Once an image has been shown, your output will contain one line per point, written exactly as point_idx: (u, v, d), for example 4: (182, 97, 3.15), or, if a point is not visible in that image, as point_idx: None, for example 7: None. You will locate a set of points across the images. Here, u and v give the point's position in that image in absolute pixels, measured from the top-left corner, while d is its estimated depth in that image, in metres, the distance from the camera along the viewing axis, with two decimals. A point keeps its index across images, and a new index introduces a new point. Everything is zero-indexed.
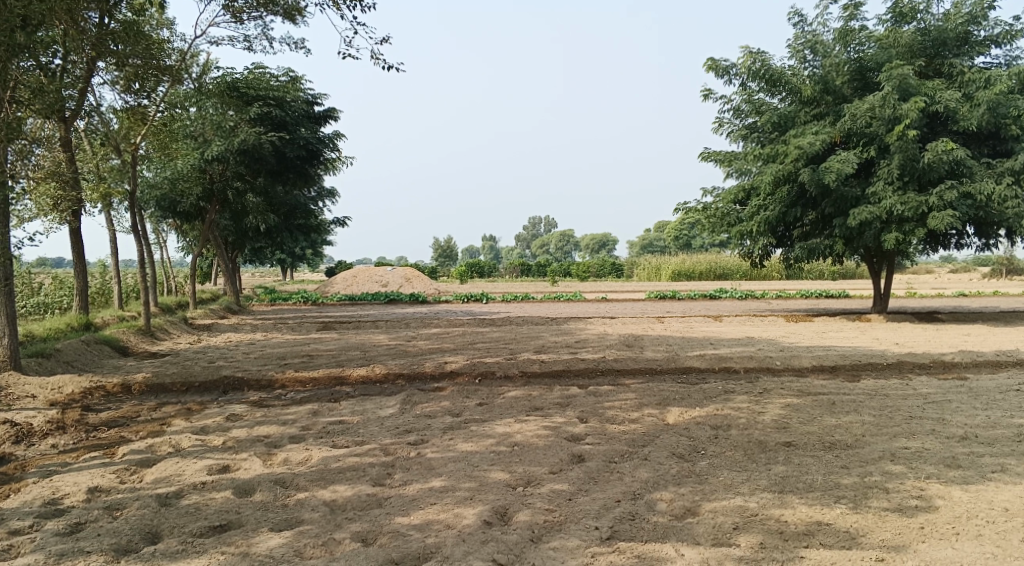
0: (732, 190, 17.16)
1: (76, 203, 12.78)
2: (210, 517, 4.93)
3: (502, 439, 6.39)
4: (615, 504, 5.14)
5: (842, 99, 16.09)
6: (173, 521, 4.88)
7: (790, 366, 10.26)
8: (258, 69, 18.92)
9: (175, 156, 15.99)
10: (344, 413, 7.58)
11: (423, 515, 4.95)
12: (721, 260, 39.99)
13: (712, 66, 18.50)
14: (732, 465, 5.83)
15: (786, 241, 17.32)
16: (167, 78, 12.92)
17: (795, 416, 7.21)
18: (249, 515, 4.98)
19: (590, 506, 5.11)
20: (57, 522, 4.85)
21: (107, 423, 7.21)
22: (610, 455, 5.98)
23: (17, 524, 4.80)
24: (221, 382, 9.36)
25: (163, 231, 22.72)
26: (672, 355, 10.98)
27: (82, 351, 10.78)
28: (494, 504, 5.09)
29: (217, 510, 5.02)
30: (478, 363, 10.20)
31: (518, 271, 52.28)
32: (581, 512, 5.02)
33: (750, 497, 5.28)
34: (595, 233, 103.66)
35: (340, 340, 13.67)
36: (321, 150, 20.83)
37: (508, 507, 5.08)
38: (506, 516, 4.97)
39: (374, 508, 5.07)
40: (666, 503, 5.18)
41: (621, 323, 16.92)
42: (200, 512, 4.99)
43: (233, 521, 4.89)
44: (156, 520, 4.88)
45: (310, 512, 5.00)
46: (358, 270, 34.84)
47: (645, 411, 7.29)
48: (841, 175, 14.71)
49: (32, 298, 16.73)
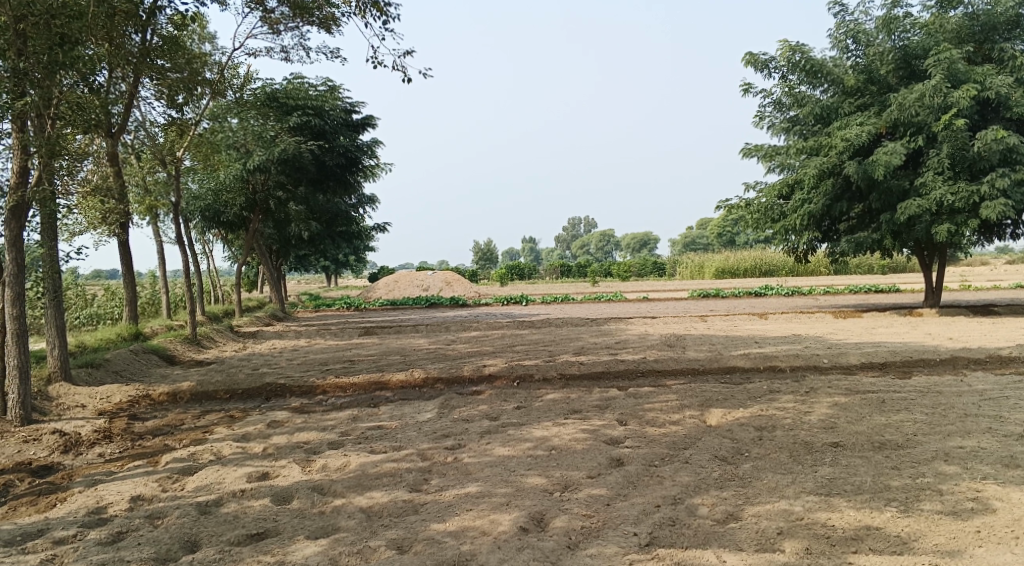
0: (775, 185, 16.81)
1: (123, 217, 13.29)
2: (247, 525, 4.96)
3: (540, 442, 6.31)
4: (655, 509, 5.02)
5: (887, 88, 15.68)
6: (211, 529, 4.93)
7: (838, 364, 9.99)
8: (297, 79, 19.26)
9: (218, 166, 16.26)
10: (383, 419, 7.59)
11: (459, 521, 4.91)
12: (766, 256, 39.21)
13: (751, 60, 18.20)
14: (777, 466, 5.64)
15: (832, 235, 16.86)
16: (209, 91, 13.43)
17: (844, 415, 6.96)
18: (286, 522, 5.00)
19: (629, 511, 5.00)
20: (99, 532, 4.93)
21: (152, 432, 7.35)
22: (649, 458, 5.84)
23: (62, 534, 4.90)
24: (263, 389, 9.48)
25: (209, 241, 23.28)
26: (714, 355, 10.75)
27: (132, 361, 11.07)
28: (530, 510, 5.02)
29: (255, 518, 5.05)
30: (517, 366, 10.15)
31: (559, 272, 52.28)
32: (619, 518, 4.92)
33: (801, 500, 5.11)
34: (636, 234, 102.98)
35: (381, 345, 13.79)
36: (360, 158, 21.34)
37: (545, 512, 5.00)
38: (542, 523, 4.89)
39: (410, 515, 5.05)
40: (708, 508, 5.04)
41: (663, 323, 16.71)
42: (238, 520, 5.03)
43: (271, 529, 4.92)
44: (195, 529, 4.94)
45: (347, 520, 4.99)
46: (400, 275, 35.09)
47: (687, 413, 7.09)
48: (888, 167, 14.31)
49: (85, 310, 17.32)
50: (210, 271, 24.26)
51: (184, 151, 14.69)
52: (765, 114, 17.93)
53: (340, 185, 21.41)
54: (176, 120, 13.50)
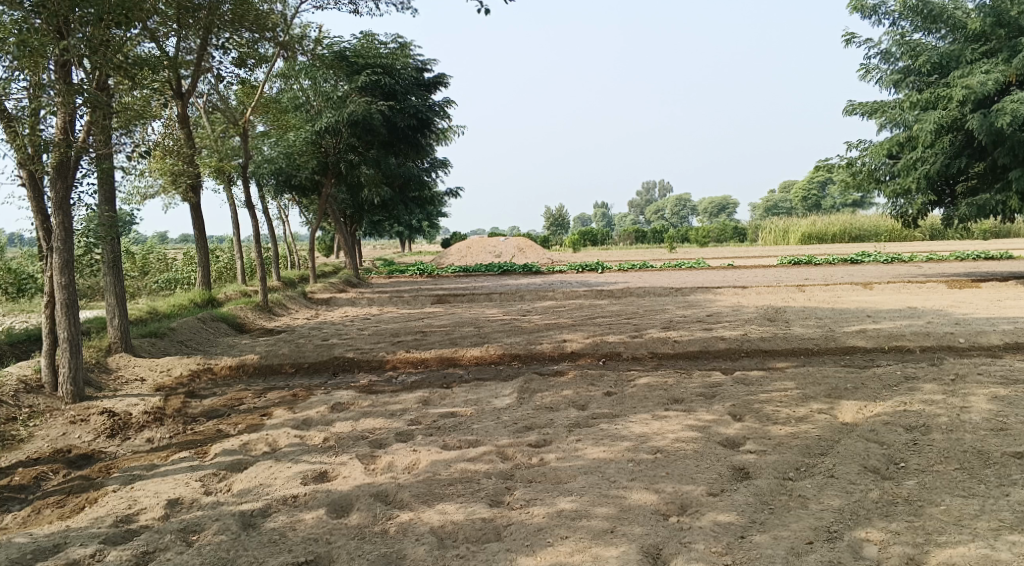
0: (883, 144, 15.05)
1: (193, 179, 12.82)
2: (294, 550, 4.45)
3: (639, 443, 5.60)
4: (807, 547, 4.31)
5: (1019, 31, 13.58)
6: (250, 553, 4.44)
7: (978, 345, 8.60)
8: (367, 38, 18.52)
9: (290, 128, 15.61)
10: (458, 403, 6.84)
11: (552, 557, 4.27)
12: (858, 220, 36.66)
13: (858, 6, 16.32)
14: (951, 487, 4.80)
15: (948, 197, 14.97)
16: (278, 47, 12.63)
17: (1013, 415, 5.78)
18: (340, 547, 4.46)
19: (774, 548, 4.30)
20: (123, 550, 4.52)
21: (206, 414, 7.05)
22: (784, 471, 5.12)
23: (82, 551, 4.51)
24: (330, 363, 8.87)
25: (284, 206, 23.11)
26: (825, 331, 9.48)
27: (199, 329, 10.68)
28: (643, 542, 4.36)
29: (302, 540, 4.54)
30: (602, 343, 9.19)
31: (633, 238, 50.88)
32: (764, 556, 4.22)
33: (982, 541, 4.25)
34: (714, 197, 99.53)
35: (452, 315, 13.11)
36: (433, 120, 20.34)
37: (663, 546, 4.33)
38: (663, 559, 4.24)
39: (492, 542, 4.45)
40: (877, 547, 4.28)
41: (755, 293, 15.47)
42: (282, 543, 4.53)
43: (320, 556, 4.40)
44: (233, 552, 4.46)
45: (415, 546, 4.42)
46: (471, 240, 34.48)
47: (814, 407, 6.25)
48: (1016, 118, 12.48)
49: (163, 274, 17.41)
50: (285, 236, 24.13)
51: (254, 112, 14.10)
52: (872, 67, 16.13)
53: (411, 148, 20.55)
54: (247, 78, 12.97)
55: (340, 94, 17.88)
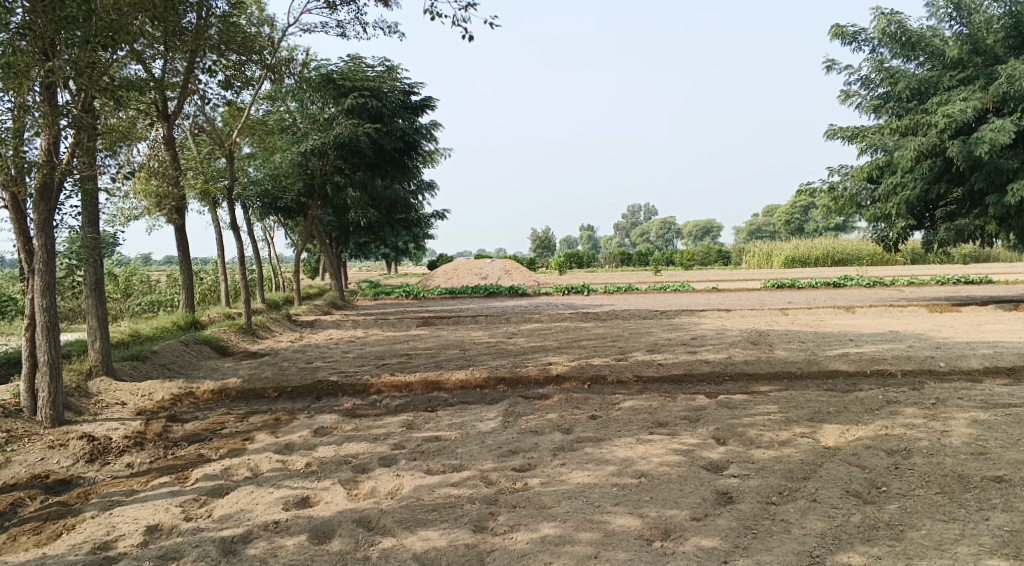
0: (863, 168, 15.24)
1: (179, 201, 12.74)
2: None
3: (624, 467, 5.60)
4: None
5: (994, 60, 13.99)
6: None
7: (958, 368, 8.69)
8: (354, 60, 18.64)
9: (275, 150, 15.58)
10: (441, 427, 6.82)
11: None
12: (840, 244, 37.04)
13: (838, 32, 16.66)
14: (935, 512, 4.83)
15: (927, 221, 15.16)
16: (265, 70, 12.65)
17: (993, 439, 5.86)
18: None
19: None
20: None
21: (187, 438, 6.98)
22: (765, 494, 5.15)
23: None
24: (315, 387, 8.81)
25: (270, 228, 23.00)
26: (808, 355, 9.51)
27: (182, 352, 10.57)
28: None
29: None
30: (587, 365, 9.20)
31: (619, 260, 51.14)
32: None
33: None
34: (698, 221, 100.39)
35: (438, 337, 13.07)
36: (420, 142, 20.38)
37: None
38: None
39: None
40: None
41: (740, 316, 15.54)
42: None
43: None
44: None
45: None
46: (457, 263, 34.39)
47: (795, 430, 6.29)
48: (994, 146, 12.75)
49: (147, 296, 17.30)
50: (271, 259, 24.02)
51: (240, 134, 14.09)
52: (851, 93, 16.43)
53: (397, 170, 20.51)
54: (234, 101, 13.03)
55: (327, 116, 18.27)
